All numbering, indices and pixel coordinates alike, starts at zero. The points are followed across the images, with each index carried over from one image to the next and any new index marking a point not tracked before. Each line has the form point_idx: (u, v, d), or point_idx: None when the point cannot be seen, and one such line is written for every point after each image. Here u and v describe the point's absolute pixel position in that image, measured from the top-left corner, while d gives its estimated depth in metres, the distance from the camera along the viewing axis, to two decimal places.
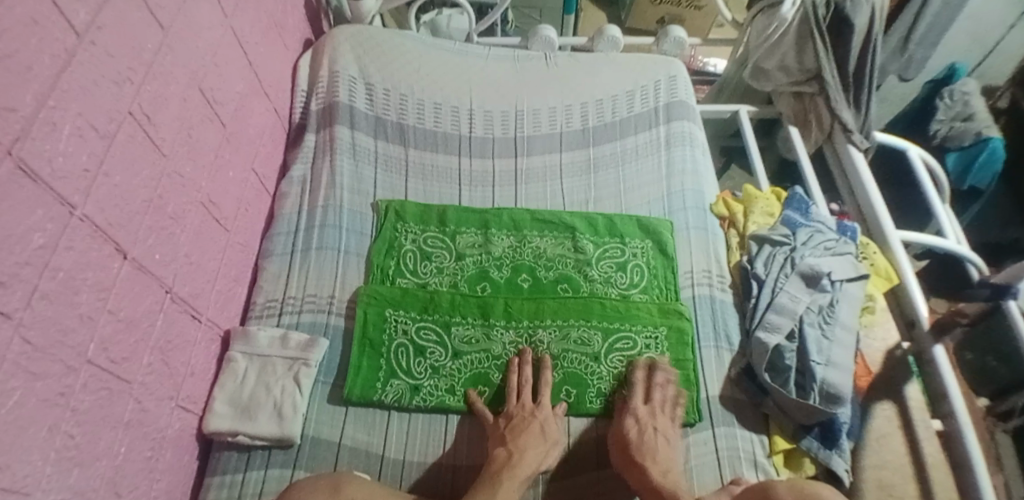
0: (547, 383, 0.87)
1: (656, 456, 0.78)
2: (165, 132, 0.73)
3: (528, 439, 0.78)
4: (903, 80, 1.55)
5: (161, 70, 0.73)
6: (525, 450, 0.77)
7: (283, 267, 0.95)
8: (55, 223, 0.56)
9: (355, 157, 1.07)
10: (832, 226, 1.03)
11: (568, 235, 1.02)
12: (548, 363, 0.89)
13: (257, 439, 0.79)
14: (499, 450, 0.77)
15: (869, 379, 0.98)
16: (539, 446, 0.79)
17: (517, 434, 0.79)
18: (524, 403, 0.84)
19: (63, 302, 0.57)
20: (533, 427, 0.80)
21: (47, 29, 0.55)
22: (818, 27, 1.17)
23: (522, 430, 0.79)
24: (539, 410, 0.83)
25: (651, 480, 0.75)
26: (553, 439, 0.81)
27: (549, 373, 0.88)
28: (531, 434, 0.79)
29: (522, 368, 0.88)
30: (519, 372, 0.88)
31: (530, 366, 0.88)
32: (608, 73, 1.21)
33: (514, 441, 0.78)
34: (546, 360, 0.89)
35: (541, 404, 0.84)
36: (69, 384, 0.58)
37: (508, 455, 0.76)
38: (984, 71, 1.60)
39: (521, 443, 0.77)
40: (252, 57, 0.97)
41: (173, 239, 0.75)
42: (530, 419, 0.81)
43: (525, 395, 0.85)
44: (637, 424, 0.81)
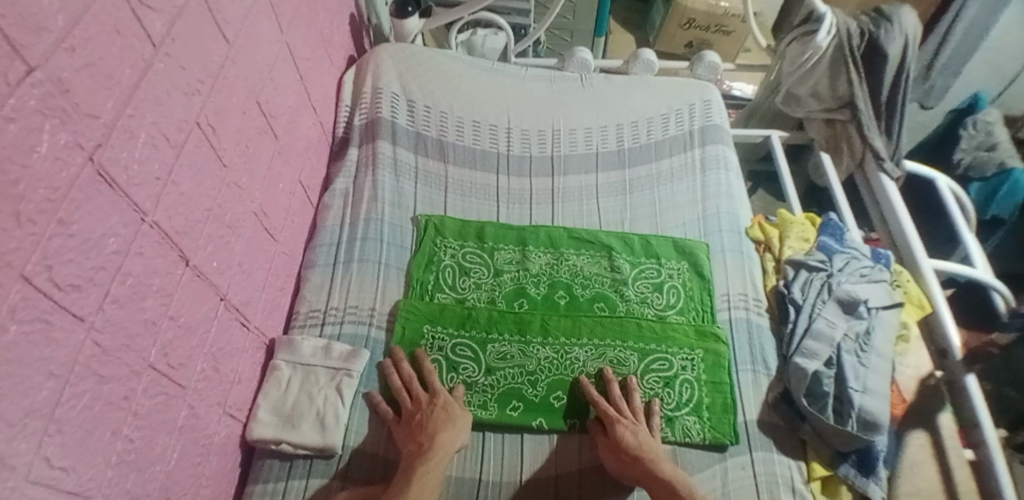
0: (433, 371, 0.87)
1: (657, 453, 0.80)
2: (227, 143, 0.75)
3: (435, 425, 0.79)
4: (924, 108, 1.59)
5: (225, 83, 0.75)
6: (435, 436, 0.78)
7: (325, 276, 0.97)
8: (128, 229, 0.56)
9: (396, 172, 1.09)
10: (867, 253, 1.04)
11: (604, 254, 1.03)
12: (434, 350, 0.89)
13: (300, 448, 0.79)
14: (411, 446, 0.78)
15: (904, 407, 0.97)
16: (451, 427, 0.80)
17: (423, 424, 0.80)
18: (416, 398, 0.84)
19: (132, 307, 0.57)
20: (438, 414, 0.81)
21: (127, 38, 0.56)
22: (853, 55, 1.19)
23: (428, 421, 0.80)
24: (435, 397, 0.83)
25: (661, 474, 0.77)
26: (458, 418, 0.82)
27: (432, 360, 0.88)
28: (436, 421, 0.80)
29: (401, 368, 0.87)
30: (399, 372, 0.87)
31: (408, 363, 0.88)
32: (642, 95, 1.23)
33: (424, 432, 0.79)
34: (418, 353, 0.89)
35: (435, 390, 0.84)
36: (132, 388, 0.58)
37: (419, 446, 0.77)
38: (1005, 99, 1.56)
39: (431, 430, 0.79)
40: (303, 72, 1.00)
41: (229, 248, 0.76)
42: (430, 408, 0.82)
43: (416, 391, 0.84)
44: (628, 428, 0.82)
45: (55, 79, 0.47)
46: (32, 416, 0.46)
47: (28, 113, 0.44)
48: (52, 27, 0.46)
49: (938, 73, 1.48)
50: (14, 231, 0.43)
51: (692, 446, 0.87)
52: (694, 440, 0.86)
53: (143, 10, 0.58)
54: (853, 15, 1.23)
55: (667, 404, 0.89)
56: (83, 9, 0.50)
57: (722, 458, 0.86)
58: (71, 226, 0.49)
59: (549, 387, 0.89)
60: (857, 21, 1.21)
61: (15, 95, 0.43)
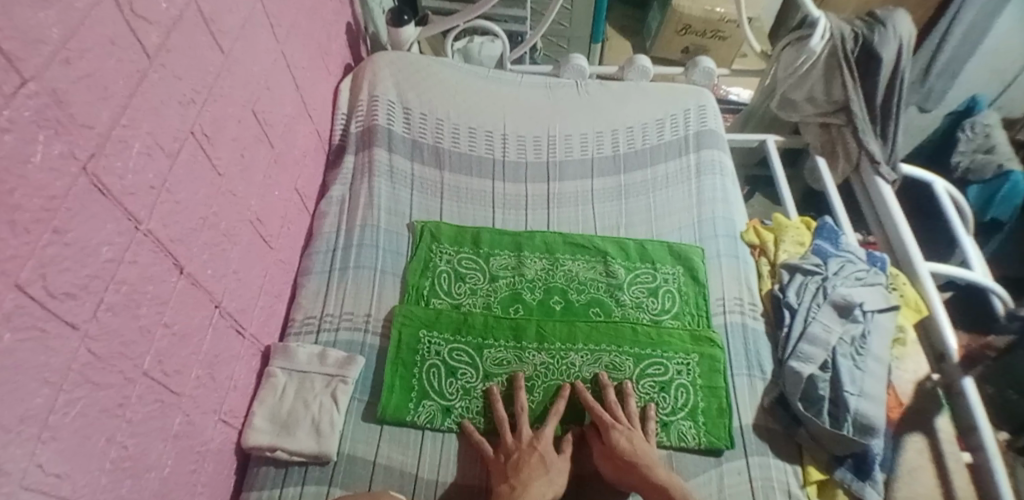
0: (523, 407, 0.86)
1: (651, 457, 0.80)
2: (223, 152, 0.76)
3: (531, 472, 0.77)
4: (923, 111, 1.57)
5: (221, 92, 0.75)
6: (528, 483, 0.76)
7: (322, 283, 0.97)
8: (123, 237, 0.57)
9: (393, 179, 1.09)
10: (862, 256, 1.04)
11: (600, 259, 1.03)
12: (520, 382, 0.89)
13: (296, 455, 0.79)
14: (502, 485, 0.77)
15: (900, 411, 0.95)
16: (543, 474, 0.78)
17: (519, 466, 0.78)
18: (522, 436, 0.83)
19: (126, 314, 0.58)
20: (535, 459, 0.79)
21: (123, 49, 0.57)
22: (847, 59, 1.20)
23: (524, 465, 0.78)
24: (538, 441, 0.82)
25: (656, 479, 0.77)
26: (555, 467, 0.80)
27: (564, 403, 0.87)
28: (532, 466, 0.78)
29: (492, 406, 0.87)
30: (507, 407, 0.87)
31: (500, 403, 0.87)
32: (638, 101, 1.24)
33: (518, 474, 0.77)
34: (515, 378, 0.90)
35: (541, 433, 0.83)
36: (127, 395, 0.58)
37: (511, 488, 0.76)
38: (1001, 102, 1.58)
39: (525, 475, 0.77)
40: (300, 82, 1.01)
41: (225, 255, 0.76)
42: (530, 452, 0.80)
43: (522, 428, 0.84)
44: (624, 434, 0.82)
45: (51, 91, 0.47)
46: (27, 423, 0.46)
47: (24, 125, 0.45)
48: (47, 39, 0.47)
49: (936, 75, 1.48)
50: (9, 240, 0.43)
51: (688, 450, 0.87)
52: (690, 444, 0.86)
53: (139, 22, 0.59)
54: (846, 20, 1.24)
55: (662, 409, 0.89)
56: (79, 21, 0.51)
57: (718, 463, 0.85)
58: (66, 235, 0.50)
59: (545, 392, 0.90)
60: (851, 25, 1.22)
61: (10, 107, 0.43)
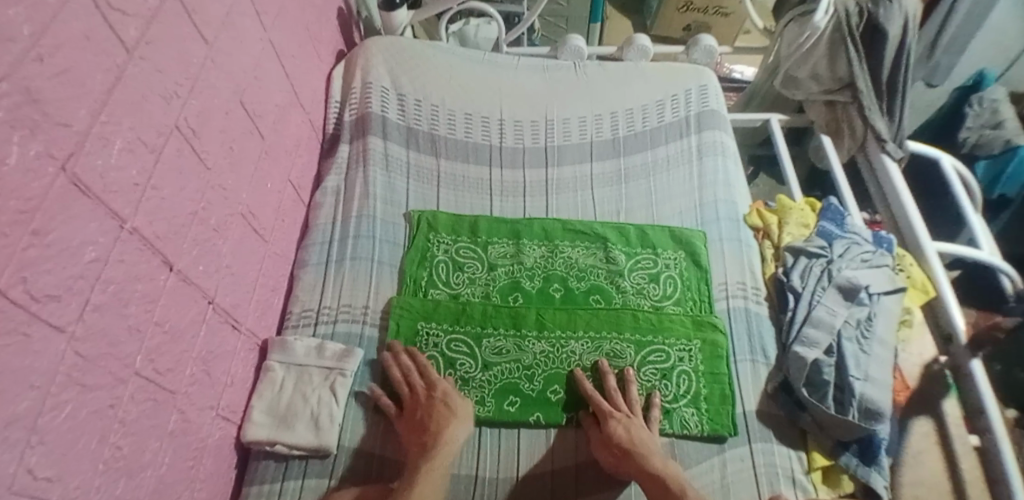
0: (423, 365, 0.87)
1: (648, 446, 0.79)
2: (211, 145, 0.74)
3: (439, 422, 0.79)
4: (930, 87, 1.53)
5: (207, 84, 0.73)
6: (437, 434, 0.78)
7: (319, 275, 0.96)
8: (107, 237, 0.56)
9: (388, 167, 1.08)
10: (868, 237, 1.02)
11: (600, 246, 1.02)
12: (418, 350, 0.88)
13: (295, 448, 0.79)
14: (415, 446, 0.78)
15: (907, 394, 0.95)
16: (453, 420, 0.80)
17: (425, 422, 0.80)
18: (417, 389, 0.84)
19: (114, 314, 0.57)
20: (437, 410, 0.81)
21: (99, 43, 0.55)
22: (852, 34, 1.16)
23: (429, 419, 0.80)
24: (434, 389, 0.83)
25: (653, 469, 0.76)
26: (457, 411, 0.82)
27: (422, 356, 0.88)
28: (436, 418, 0.80)
29: (387, 369, 0.86)
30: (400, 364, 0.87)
31: (396, 366, 0.86)
32: (637, 82, 1.21)
33: (426, 430, 0.79)
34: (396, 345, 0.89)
35: (434, 381, 0.84)
36: (118, 395, 0.58)
37: (423, 445, 0.78)
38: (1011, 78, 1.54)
39: (433, 427, 0.79)
40: (290, 70, 0.99)
41: (217, 251, 0.75)
42: (431, 404, 0.82)
43: (416, 384, 0.84)
44: (621, 423, 0.81)
45: (25, 89, 0.46)
46: (15, 428, 0.45)
47: None
48: (18, 37, 0.45)
49: (942, 51, 1.42)
50: None
51: (690, 438, 0.86)
52: (692, 432, 0.85)
53: (115, 15, 0.57)
54: None
55: (665, 396, 0.88)
56: (52, 17, 0.49)
57: (721, 450, 0.84)
58: (46, 237, 0.48)
59: (545, 381, 0.89)
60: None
61: None
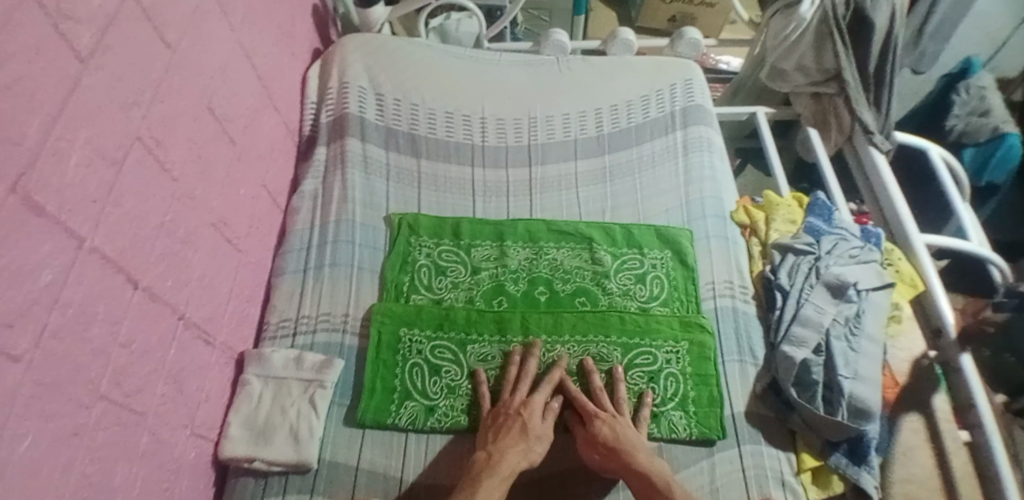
0: (528, 373, 0.85)
1: (634, 443, 0.78)
2: (177, 154, 0.71)
3: (508, 439, 0.77)
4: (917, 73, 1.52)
5: (171, 91, 0.70)
6: (505, 451, 0.76)
7: (297, 283, 0.93)
8: (64, 258, 0.53)
9: (367, 169, 1.05)
10: (855, 232, 1.00)
11: (585, 247, 1.00)
12: (536, 348, 0.87)
13: (274, 464, 0.77)
14: (480, 453, 0.77)
15: (897, 391, 0.94)
16: (521, 443, 0.77)
17: (498, 435, 0.78)
18: (515, 398, 0.83)
19: (75, 338, 0.54)
20: (516, 424, 0.79)
21: (50, 54, 0.52)
22: (839, 26, 1.13)
23: (504, 432, 0.78)
24: (526, 407, 0.81)
25: (637, 466, 0.76)
26: (537, 434, 0.79)
27: (533, 361, 0.86)
28: (511, 431, 0.78)
29: (508, 366, 0.87)
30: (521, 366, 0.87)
31: (513, 363, 0.87)
32: (622, 78, 1.19)
33: (496, 442, 0.77)
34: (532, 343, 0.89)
35: (530, 398, 0.82)
36: (83, 422, 0.55)
37: (489, 455, 0.76)
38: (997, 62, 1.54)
39: (502, 443, 0.76)
40: (262, 71, 0.96)
41: (187, 263, 0.72)
42: (515, 417, 0.80)
43: (519, 390, 0.84)
44: (606, 422, 0.80)
45: None
46: None
47: None
48: None
49: (929, 38, 1.41)
50: None
51: (678, 442, 0.84)
52: (680, 436, 0.84)
53: (67, 23, 0.54)
54: None
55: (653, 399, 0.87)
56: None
57: (709, 453, 0.83)
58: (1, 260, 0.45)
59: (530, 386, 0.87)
60: None
61: None
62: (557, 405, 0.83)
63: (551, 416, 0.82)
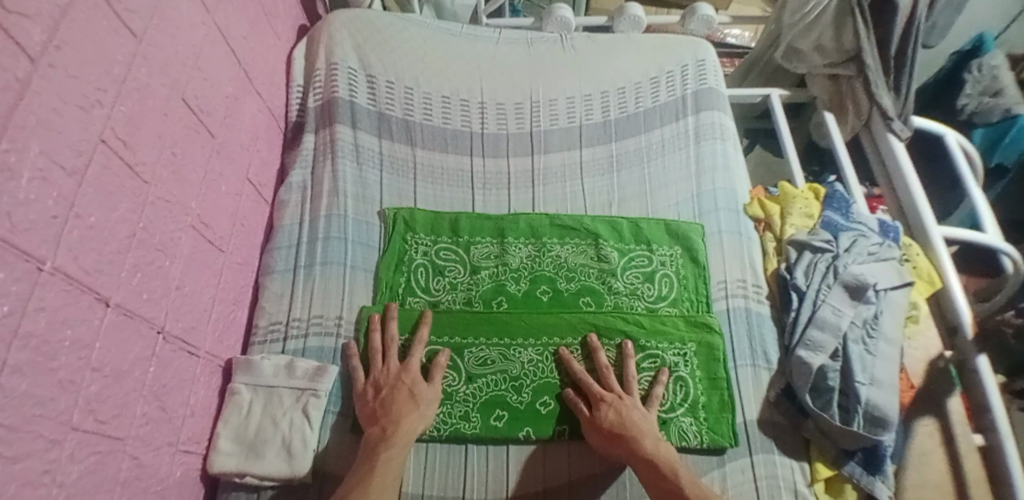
0: (394, 338, 0.82)
1: (639, 427, 0.75)
2: (147, 154, 0.64)
3: (399, 409, 0.74)
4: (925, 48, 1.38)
5: (137, 84, 0.63)
6: (399, 421, 0.73)
7: (286, 284, 0.88)
8: (22, 284, 0.47)
9: (359, 159, 0.99)
10: (873, 227, 0.95)
11: (591, 243, 0.95)
12: (394, 312, 0.85)
13: (266, 479, 0.73)
14: (373, 429, 0.73)
15: (912, 394, 0.90)
16: (414, 411, 0.75)
17: (386, 406, 0.75)
18: (389, 367, 0.79)
19: (39, 371, 0.49)
20: (403, 394, 0.76)
21: None
22: (861, 5, 1.08)
23: (392, 403, 0.75)
24: (406, 372, 0.79)
25: (643, 451, 0.72)
26: (425, 399, 0.77)
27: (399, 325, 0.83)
28: (399, 401, 0.76)
29: (371, 335, 0.83)
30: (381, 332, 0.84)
31: (377, 332, 0.83)
32: (629, 57, 1.11)
33: (387, 415, 0.74)
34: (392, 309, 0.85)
35: (408, 363, 0.80)
36: (54, 458, 0.50)
37: (382, 430, 0.73)
38: (1006, 38, 1.45)
39: (394, 414, 0.74)
40: (241, 55, 0.88)
41: (164, 272, 0.67)
42: (398, 385, 0.77)
43: (391, 358, 0.80)
44: (610, 406, 0.77)
45: None
46: None
47: None
48: None
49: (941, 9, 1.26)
50: None
51: (690, 450, 0.81)
52: (691, 444, 0.81)
53: (14, 18, 0.47)
54: None
55: (662, 406, 0.83)
56: None
57: (721, 462, 0.80)
58: None
59: (534, 392, 0.82)
60: None
61: None
62: (444, 360, 0.81)
63: (437, 376, 0.80)
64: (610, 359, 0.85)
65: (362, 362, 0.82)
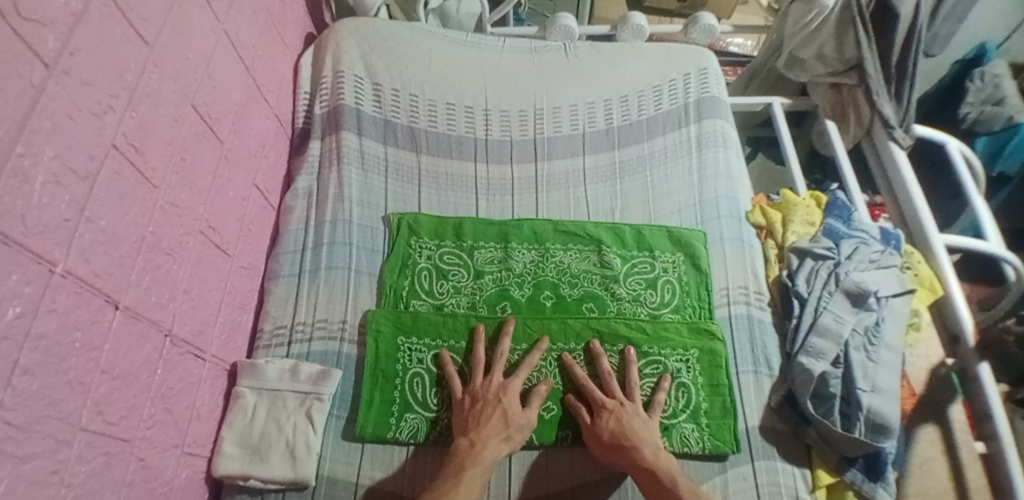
0: (500, 354, 0.83)
1: (640, 436, 0.75)
2: (157, 159, 0.66)
3: (489, 428, 0.75)
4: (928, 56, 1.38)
5: (149, 91, 0.64)
6: (488, 440, 0.74)
7: (291, 288, 0.89)
8: (35, 286, 0.48)
9: (364, 165, 1.00)
10: (875, 235, 0.95)
11: (593, 248, 0.95)
12: (481, 335, 0.85)
13: (270, 482, 0.74)
14: (461, 440, 0.75)
15: (913, 401, 0.90)
16: (501, 433, 0.75)
17: (479, 421, 0.76)
18: (489, 381, 0.80)
19: (49, 372, 0.50)
20: (497, 412, 0.77)
21: (12, 61, 0.46)
22: (862, 14, 1.08)
23: (484, 419, 0.76)
24: (505, 393, 0.78)
25: (643, 461, 0.73)
26: (518, 424, 0.76)
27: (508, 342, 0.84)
28: (493, 419, 0.76)
29: (475, 345, 0.84)
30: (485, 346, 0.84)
31: (483, 344, 0.84)
32: (633, 66, 1.13)
33: (477, 431, 0.75)
34: (504, 322, 0.86)
35: (509, 383, 0.80)
36: (63, 458, 0.51)
37: (471, 443, 0.74)
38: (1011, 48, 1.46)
39: (484, 431, 0.75)
40: (250, 62, 0.89)
41: (172, 276, 0.68)
42: (494, 404, 0.77)
43: (492, 373, 0.81)
44: (611, 414, 0.78)
45: None
46: None
47: None
48: None
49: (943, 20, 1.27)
50: None
51: (690, 456, 0.81)
52: (693, 450, 0.81)
53: (30, 26, 0.48)
54: None
55: (663, 411, 0.83)
56: None
57: (722, 468, 0.80)
58: None
59: (536, 397, 0.83)
60: None
61: None
62: (544, 390, 0.81)
63: (534, 399, 0.80)
64: (612, 365, 0.85)
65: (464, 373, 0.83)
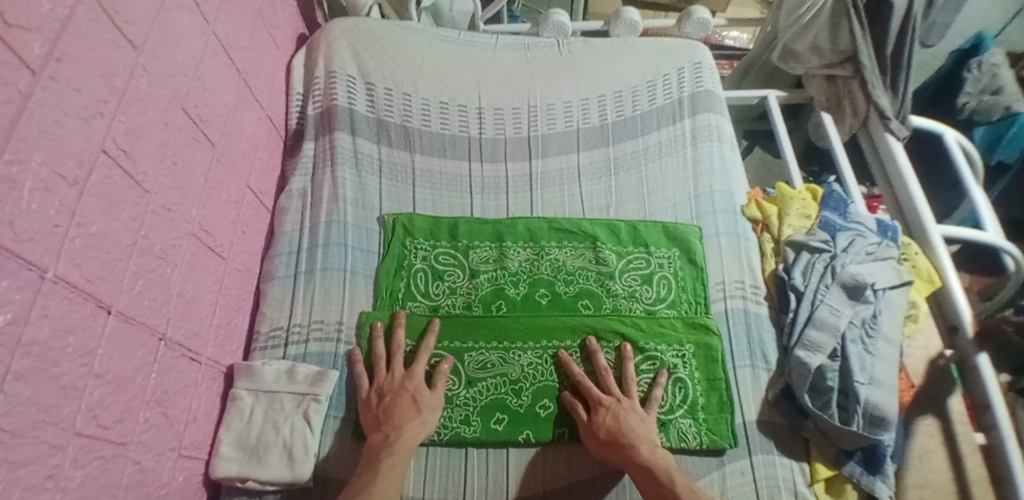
0: (398, 346, 0.83)
1: (637, 433, 0.75)
2: (147, 163, 0.65)
3: (403, 417, 0.76)
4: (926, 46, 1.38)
5: (137, 95, 0.64)
6: (401, 428, 0.75)
7: (286, 290, 0.89)
8: (25, 292, 0.48)
9: (358, 165, 1.00)
10: (871, 227, 0.95)
11: (589, 245, 0.95)
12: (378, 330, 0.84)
13: (268, 484, 0.74)
14: (376, 435, 0.75)
15: (912, 393, 0.90)
16: (416, 418, 0.76)
17: (389, 413, 0.76)
18: (392, 374, 0.81)
19: (41, 377, 0.50)
20: (406, 401, 0.77)
21: None
22: (855, 5, 1.07)
23: (395, 409, 0.77)
24: (410, 379, 0.80)
25: (640, 458, 0.73)
26: (428, 406, 0.78)
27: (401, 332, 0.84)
28: (402, 407, 0.77)
29: (373, 342, 0.83)
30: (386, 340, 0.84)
31: (380, 339, 0.84)
32: (626, 61, 1.12)
33: (390, 422, 0.75)
34: (396, 316, 0.86)
35: (412, 370, 0.81)
36: (58, 463, 0.51)
37: (385, 436, 0.74)
38: (1007, 36, 1.44)
39: (397, 421, 0.75)
40: (240, 64, 0.89)
41: (165, 279, 0.68)
42: (401, 392, 0.78)
43: (395, 365, 0.81)
44: (607, 411, 0.78)
45: None
46: None
47: None
48: None
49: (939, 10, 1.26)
50: None
51: (688, 452, 0.81)
52: (691, 445, 0.81)
53: (15, 32, 0.48)
54: None
55: (661, 407, 0.83)
56: None
57: (720, 463, 0.80)
58: None
59: (534, 395, 0.83)
60: None
61: None
62: (447, 367, 0.82)
63: (439, 381, 0.81)
64: (609, 362, 0.85)
65: (368, 368, 0.83)
